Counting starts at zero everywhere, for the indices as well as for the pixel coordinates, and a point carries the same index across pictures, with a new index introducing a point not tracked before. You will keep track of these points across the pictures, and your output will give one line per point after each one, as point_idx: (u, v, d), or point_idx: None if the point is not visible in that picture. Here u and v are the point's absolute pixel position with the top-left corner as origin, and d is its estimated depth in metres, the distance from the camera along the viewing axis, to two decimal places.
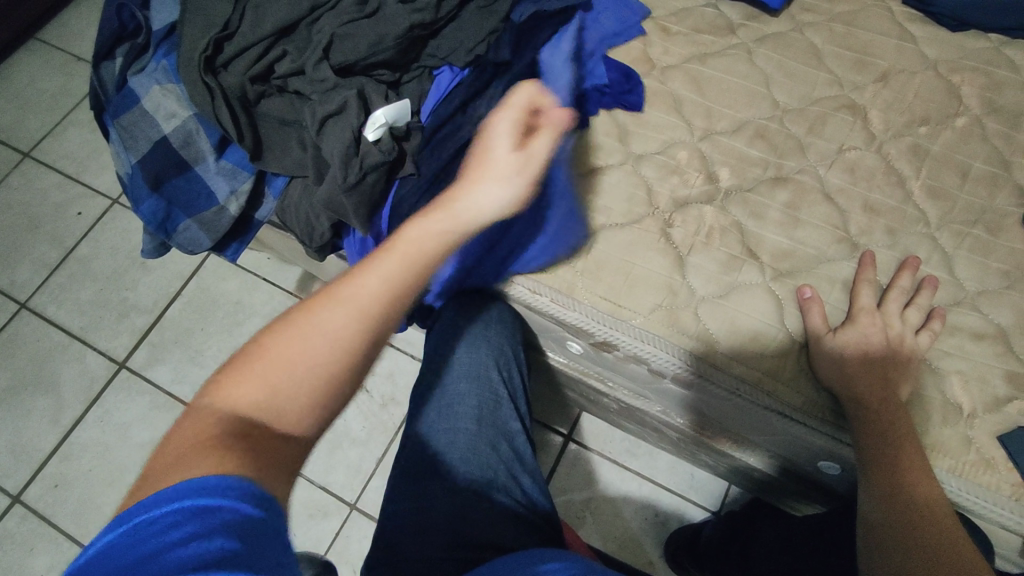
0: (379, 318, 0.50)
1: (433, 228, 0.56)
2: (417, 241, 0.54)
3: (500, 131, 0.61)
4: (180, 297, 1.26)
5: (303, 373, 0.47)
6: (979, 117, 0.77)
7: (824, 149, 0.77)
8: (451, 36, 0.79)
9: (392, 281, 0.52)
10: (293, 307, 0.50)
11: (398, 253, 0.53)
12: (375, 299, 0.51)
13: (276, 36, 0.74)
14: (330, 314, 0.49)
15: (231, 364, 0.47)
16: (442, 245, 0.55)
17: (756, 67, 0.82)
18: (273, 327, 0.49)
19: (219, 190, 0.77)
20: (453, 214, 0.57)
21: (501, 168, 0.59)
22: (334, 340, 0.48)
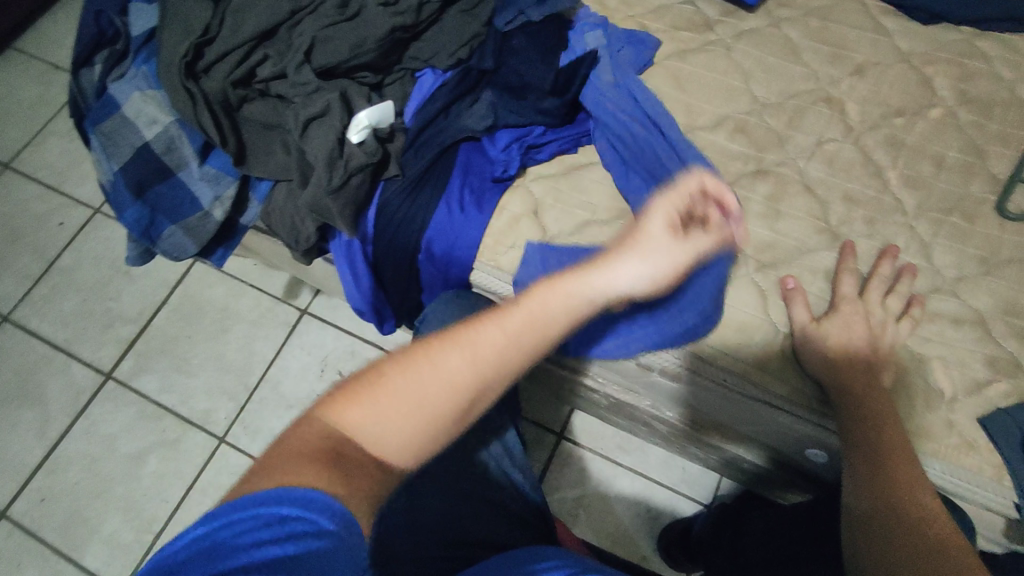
0: (491, 372, 0.51)
1: (563, 295, 0.55)
2: (548, 300, 0.54)
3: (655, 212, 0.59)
4: (166, 306, 1.25)
5: (413, 412, 0.48)
6: (953, 107, 0.79)
7: (803, 141, 0.78)
8: (433, 38, 0.79)
9: (515, 344, 0.52)
10: (427, 337, 0.51)
11: (530, 318, 0.53)
12: (496, 358, 0.51)
13: (256, 40, 0.74)
14: (455, 359, 0.50)
15: (354, 378, 0.49)
16: (568, 316, 0.55)
17: (734, 62, 0.83)
18: (400, 352, 0.51)
19: (203, 195, 0.76)
20: (582, 285, 0.56)
21: (651, 249, 0.58)
22: (449, 386, 0.49)
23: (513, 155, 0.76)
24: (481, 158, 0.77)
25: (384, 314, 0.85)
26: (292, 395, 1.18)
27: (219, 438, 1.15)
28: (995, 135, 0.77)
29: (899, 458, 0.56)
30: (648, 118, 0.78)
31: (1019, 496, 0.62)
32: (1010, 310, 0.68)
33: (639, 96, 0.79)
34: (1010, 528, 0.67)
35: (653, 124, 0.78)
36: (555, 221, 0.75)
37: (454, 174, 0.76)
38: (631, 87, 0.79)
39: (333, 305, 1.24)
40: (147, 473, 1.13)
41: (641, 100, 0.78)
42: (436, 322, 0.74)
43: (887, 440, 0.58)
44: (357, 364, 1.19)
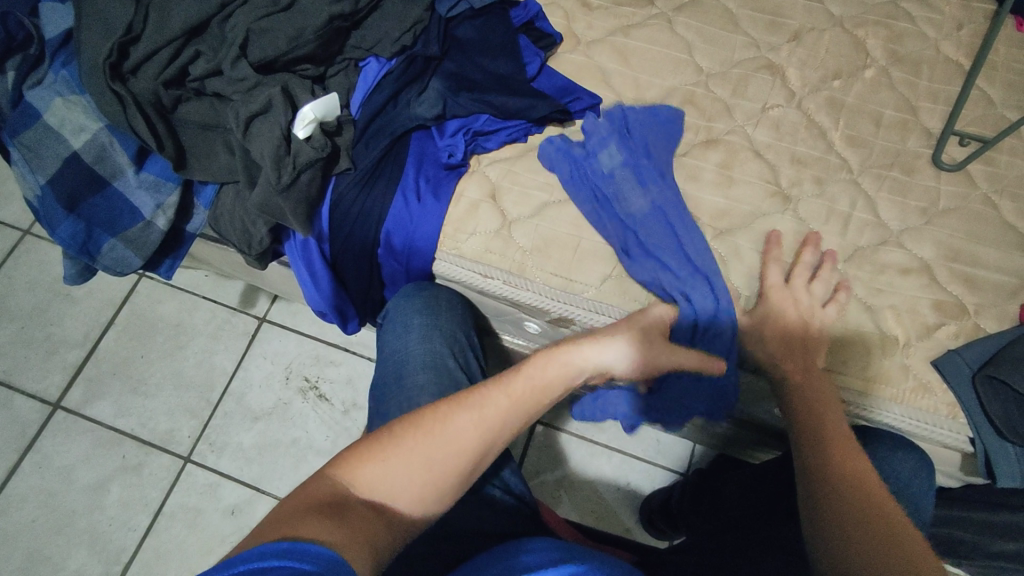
0: (494, 434, 0.54)
1: (560, 362, 0.58)
2: (547, 367, 0.58)
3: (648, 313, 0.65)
4: (113, 327, 1.19)
5: (417, 471, 0.51)
6: (885, 67, 0.81)
7: (749, 109, 0.80)
8: (374, 26, 0.77)
9: (514, 404, 0.55)
10: (440, 400, 0.54)
11: (526, 380, 0.57)
12: (496, 414, 0.54)
13: (186, 36, 0.70)
14: (460, 421, 0.53)
15: (373, 436, 0.53)
16: (563, 381, 0.58)
17: (677, 35, 0.84)
18: (414, 412, 0.54)
19: (143, 204, 0.72)
20: (576, 355, 0.59)
21: (635, 329, 0.62)
22: (452, 447, 0.52)
23: (461, 141, 0.76)
24: (432, 147, 0.76)
25: (347, 314, 0.83)
26: (257, 406, 1.14)
27: (183, 459, 1.11)
28: (926, 91, 0.80)
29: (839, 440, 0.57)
30: (666, 212, 0.73)
31: (972, 429, 0.65)
32: (953, 256, 0.71)
33: (653, 187, 0.74)
34: (965, 461, 0.70)
35: (670, 216, 0.72)
36: (513, 204, 0.75)
37: (407, 163, 0.74)
38: (646, 180, 0.74)
39: (293, 311, 1.20)
40: (109, 503, 1.08)
41: (656, 191, 0.74)
42: (400, 317, 0.73)
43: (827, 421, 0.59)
44: (323, 368, 1.17)
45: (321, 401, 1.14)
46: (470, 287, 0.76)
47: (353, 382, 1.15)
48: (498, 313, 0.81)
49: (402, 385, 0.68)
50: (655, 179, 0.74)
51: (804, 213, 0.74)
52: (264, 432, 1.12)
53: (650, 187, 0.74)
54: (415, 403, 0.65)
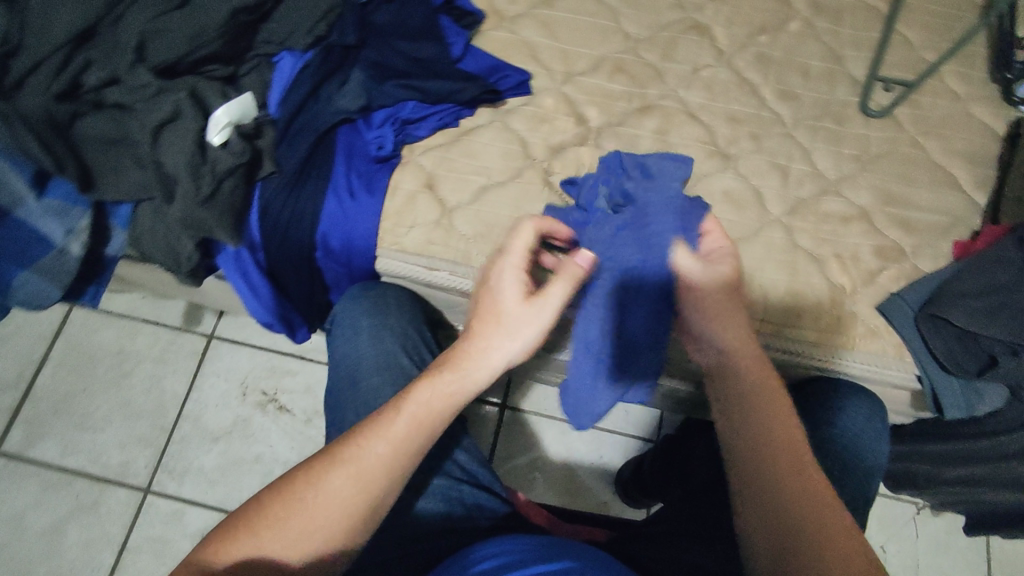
0: (384, 485, 0.48)
1: (442, 391, 0.51)
2: (430, 396, 0.51)
3: (509, 281, 0.55)
4: (48, 362, 1.12)
5: (303, 543, 0.46)
6: (809, 19, 0.82)
7: (680, 71, 0.79)
8: (284, 18, 0.73)
9: (400, 447, 0.49)
10: (314, 457, 0.48)
11: (410, 417, 0.50)
12: (379, 463, 0.48)
13: (74, 43, 0.64)
14: (338, 481, 0.47)
15: (246, 509, 0.47)
16: (453, 406, 0.51)
17: (601, 2, 0.82)
18: (287, 475, 0.48)
19: (51, 232, 0.67)
20: (460, 376, 0.52)
21: (516, 322, 0.53)
22: (338, 511, 0.47)
23: (389, 132, 0.72)
24: (360, 141, 0.73)
25: (295, 323, 0.78)
26: (215, 426, 1.09)
27: (143, 490, 1.05)
28: (849, 38, 0.80)
29: (796, 456, 0.50)
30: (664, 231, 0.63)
31: (918, 366, 0.67)
32: (889, 200, 0.72)
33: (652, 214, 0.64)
34: (914, 398, 0.73)
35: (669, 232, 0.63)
36: (452, 191, 0.72)
37: (336, 159, 0.71)
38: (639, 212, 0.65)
39: (241, 324, 1.15)
40: (68, 547, 1.02)
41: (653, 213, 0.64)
42: (347, 320, 0.70)
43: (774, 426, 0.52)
44: (279, 379, 1.12)
45: (282, 413, 1.11)
46: (416, 281, 0.73)
47: (312, 390, 1.12)
48: (449, 305, 0.79)
49: (356, 389, 0.65)
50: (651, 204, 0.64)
51: (744, 170, 0.74)
52: (225, 452, 1.08)
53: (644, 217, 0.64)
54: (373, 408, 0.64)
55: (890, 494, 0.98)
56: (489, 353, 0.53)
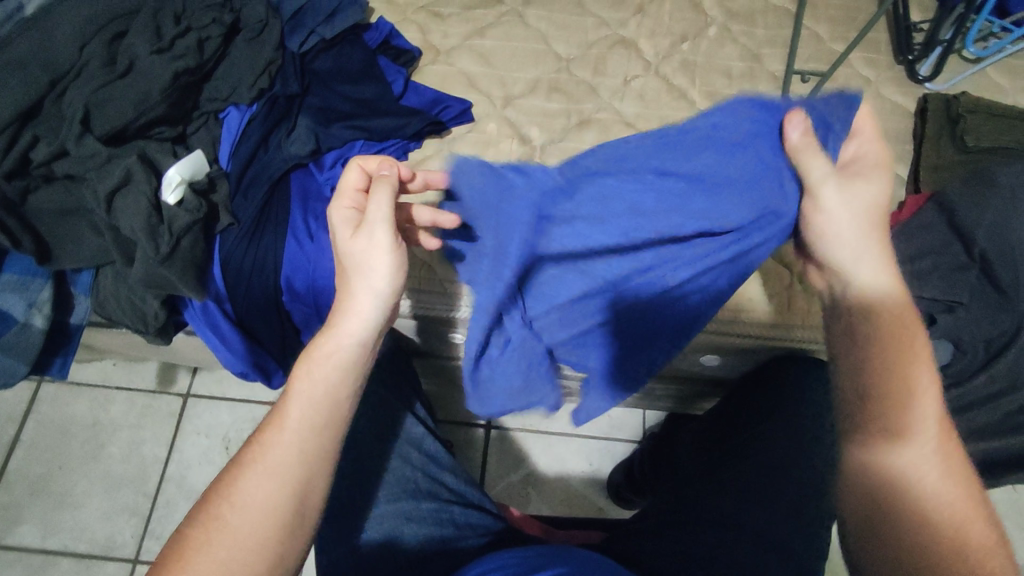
0: (299, 468, 0.48)
1: (325, 359, 0.50)
2: (313, 369, 0.50)
3: (337, 224, 0.53)
4: (20, 443, 1.10)
5: (234, 556, 0.45)
6: (725, 24, 0.87)
7: (613, 84, 0.83)
8: (226, 75, 0.75)
9: (302, 427, 0.48)
10: (221, 473, 0.48)
11: (299, 397, 0.49)
12: (285, 450, 0.48)
13: (19, 121, 0.65)
14: (250, 486, 0.46)
15: (171, 548, 0.45)
16: (346, 370, 0.51)
17: (531, 27, 0.87)
18: (198, 504, 0.47)
19: (11, 307, 0.67)
20: (336, 337, 0.51)
21: (364, 255, 0.51)
22: (258, 515, 0.46)
23: (340, 172, 0.74)
24: (314, 184, 0.75)
25: (269, 368, 0.79)
26: (200, 485, 1.08)
27: (132, 561, 1.03)
28: (764, 39, 0.86)
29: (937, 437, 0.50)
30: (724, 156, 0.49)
31: None
32: None
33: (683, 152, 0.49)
34: None
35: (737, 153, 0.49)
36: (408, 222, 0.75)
37: (293, 205, 0.73)
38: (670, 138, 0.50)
39: (217, 378, 1.15)
40: None
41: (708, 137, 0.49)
42: None
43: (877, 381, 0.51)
44: None
45: None
46: None
47: None
48: (423, 332, 0.80)
49: None
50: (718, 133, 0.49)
51: None
52: None
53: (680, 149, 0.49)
54: (353, 438, 0.67)
55: None
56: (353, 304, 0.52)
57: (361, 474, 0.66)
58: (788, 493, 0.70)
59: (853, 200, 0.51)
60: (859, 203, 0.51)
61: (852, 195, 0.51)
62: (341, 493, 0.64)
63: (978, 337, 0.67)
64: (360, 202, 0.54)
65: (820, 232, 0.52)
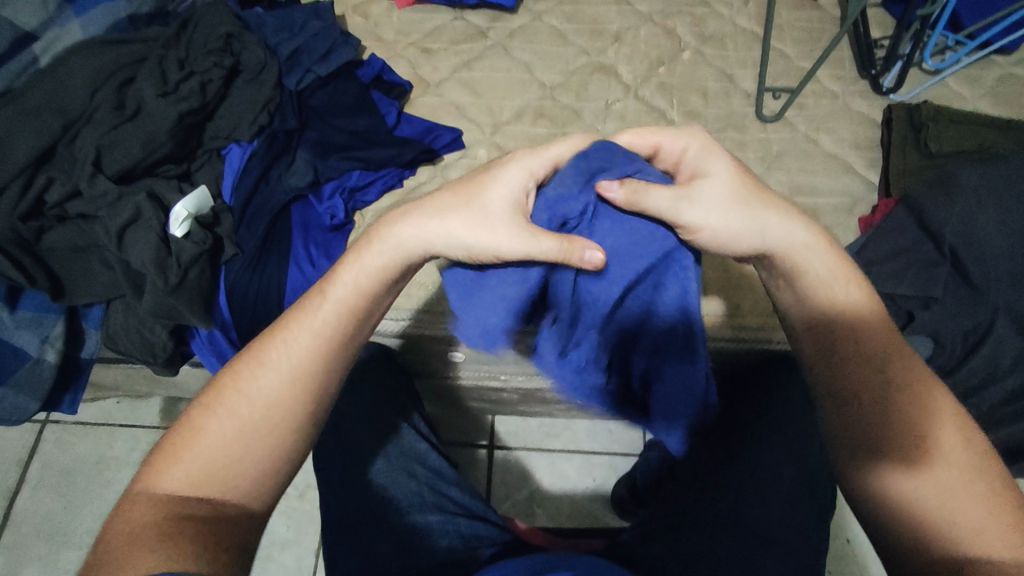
0: (319, 364, 0.52)
1: (365, 269, 0.55)
2: (345, 283, 0.54)
3: (509, 175, 0.53)
4: (25, 484, 1.11)
5: (250, 441, 0.49)
6: (698, 48, 0.92)
7: (595, 108, 0.87)
8: (227, 114, 0.79)
9: (323, 331, 0.53)
10: (239, 359, 0.52)
11: (334, 302, 0.54)
12: (306, 350, 0.52)
13: (34, 165, 0.68)
14: (268, 380, 0.51)
15: (178, 427, 0.50)
16: (379, 285, 0.55)
17: (515, 59, 0.91)
18: (217, 380, 0.52)
19: (26, 343, 0.70)
20: (395, 248, 0.55)
21: (467, 210, 0.53)
22: (270, 410, 0.50)
23: (339, 201, 0.78)
24: (314, 214, 0.79)
25: None
26: None
27: None
28: (735, 60, 0.91)
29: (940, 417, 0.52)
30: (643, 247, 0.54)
31: None
32: (797, 192, 0.81)
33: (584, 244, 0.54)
34: None
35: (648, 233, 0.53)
36: None
37: (295, 234, 0.77)
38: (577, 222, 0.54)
39: None
40: None
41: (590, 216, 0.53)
42: None
43: (899, 414, 0.51)
44: None
45: None
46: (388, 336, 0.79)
47: None
48: (425, 352, 0.82)
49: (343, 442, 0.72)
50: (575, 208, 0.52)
51: None
52: None
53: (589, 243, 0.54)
54: (359, 454, 0.70)
55: None
56: (424, 236, 0.54)
57: (370, 488, 0.68)
58: (789, 483, 0.73)
59: (712, 183, 0.53)
60: (726, 196, 0.52)
61: (708, 182, 0.52)
62: (352, 509, 0.66)
63: (955, 332, 0.70)
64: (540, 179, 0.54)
65: (714, 233, 0.52)
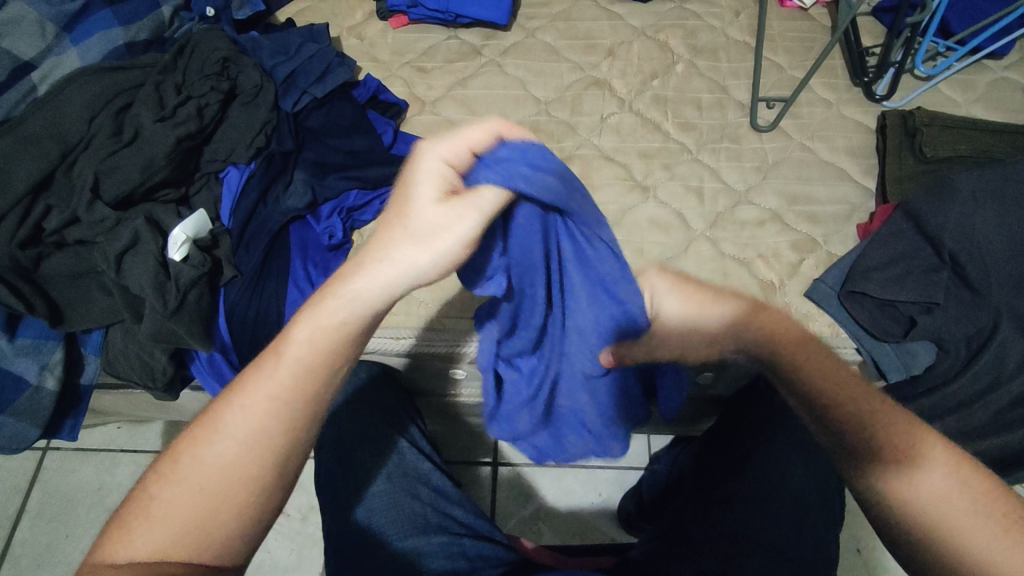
0: (281, 430, 0.44)
1: (326, 318, 0.44)
2: (306, 335, 0.44)
3: (426, 173, 0.44)
4: (26, 513, 1.10)
5: (210, 513, 0.43)
6: (691, 60, 0.93)
7: (590, 122, 0.88)
8: (224, 138, 0.79)
9: (284, 394, 0.44)
10: (196, 419, 0.45)
11: (291, 361, 0.44)
12: (265, 415, 0.44)
13: (32, 193, 0.68)
14: (224, 447, 0.44)
15: (139, 492, 0.45)
16: (346, 337, 0.45)
17: (509, 75, 0.92)
18: (176, 443, 0.46)
19: (26, 371, 0.69)
20: (350, 290, 0.44)
21: (419, 231, 0.43)
22: (228, 482, 0.43)
23: (337, 221, 0.78)
24: (312, 234, 0.79)
25: None
26: None
27: None
28: (728, 71, 0.92)
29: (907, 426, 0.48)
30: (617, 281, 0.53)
31: (855, 342, 0.73)
32: (794, 200, 0.81)
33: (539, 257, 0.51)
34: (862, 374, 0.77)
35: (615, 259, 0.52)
36: None
37: (293, 255, 0.77)
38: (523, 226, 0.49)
39: None
40: None
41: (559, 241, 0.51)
42: None
43: (866, 443, 0.48)
44: None
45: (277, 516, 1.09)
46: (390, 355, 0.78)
47: (304, 487, 1.11)
48: (425, 368, 0.82)
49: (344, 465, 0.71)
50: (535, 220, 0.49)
51: (664, 197, 0.82)
52: None
53: (570, 264, 0.53)
54: (362, 480, 0.69)
55: None
56: (383, 277, 0.44)
57: (373, 512, 0.67)
58: (793, 496, 0.73)
59: (677, 315, 0.52)
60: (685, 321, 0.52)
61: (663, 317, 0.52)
62: (355, 534, 0.66)
63: (957, 335, 0.69)
64: (460, 162, 0.44)
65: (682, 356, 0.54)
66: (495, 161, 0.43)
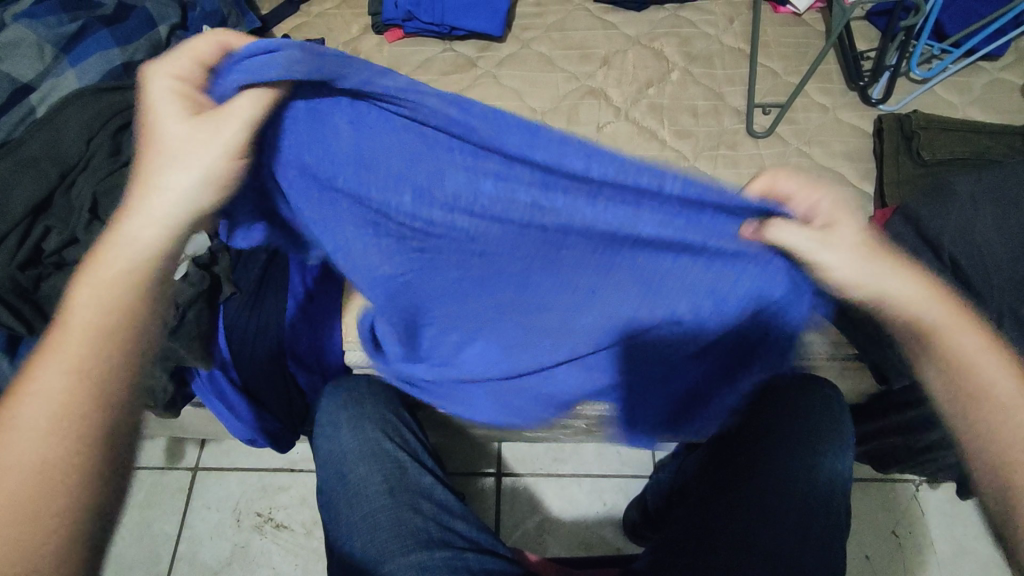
0: (96, 377, 0.45)
1: (110, 269, 0.46)
2: (88, 290, 0.46)
3: (157, 93, 0.43)
4: None
5: (42, 476, 0.42)
6: (686, 67, 0.93)
7: (587, 132, 0.88)
8: None
9: (83, 347, 0.45)
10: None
11: (81, 318, 0.45)
12: (70, 368, 0.44)
13: (32, 215, 0.69)
14: (33, 411, 0.43)
15: None
16: (137, 280, 0.47)
17: (504, 86, 0.92)
18: None
19: None
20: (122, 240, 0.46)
21: (185, 153, 0.43)
22: (48, 442, 0.43)
23: None
24: None
25: (277, 433, 0.83)
26: (214, 560, 1.07)
27: None
28: (724, 78, 0.92)
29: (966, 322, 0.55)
30: (470, 161, 0.44)
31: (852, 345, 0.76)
32: None
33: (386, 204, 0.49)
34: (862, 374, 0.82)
35: (473, 135, 0.42)
36: None
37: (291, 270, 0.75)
38: (344, 131, 0.45)
39: (225, 449, 1.15)
40: None
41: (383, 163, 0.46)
42: (326, 419, 0.76)
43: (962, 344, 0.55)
44: (274, 498, 1.11)
45: (281, 531, 1.09)
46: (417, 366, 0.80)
47: (307, 501, 1.11)
48: None
49: (346, 481, 0.71)
50: (327, 113, 0.45)
51: None
52: None
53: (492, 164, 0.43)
54: (363, 496, 0.70)
55: (878, 477, 1.07)
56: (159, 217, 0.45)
57: (376, 529, 0.67)
58: (799, 505, 0.72)
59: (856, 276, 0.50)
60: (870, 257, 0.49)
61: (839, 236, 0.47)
62: (357, 551, 0.66)
63: None
64: (185, 74, 0.44)
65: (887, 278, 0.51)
66: (239, 62, 0.43)
